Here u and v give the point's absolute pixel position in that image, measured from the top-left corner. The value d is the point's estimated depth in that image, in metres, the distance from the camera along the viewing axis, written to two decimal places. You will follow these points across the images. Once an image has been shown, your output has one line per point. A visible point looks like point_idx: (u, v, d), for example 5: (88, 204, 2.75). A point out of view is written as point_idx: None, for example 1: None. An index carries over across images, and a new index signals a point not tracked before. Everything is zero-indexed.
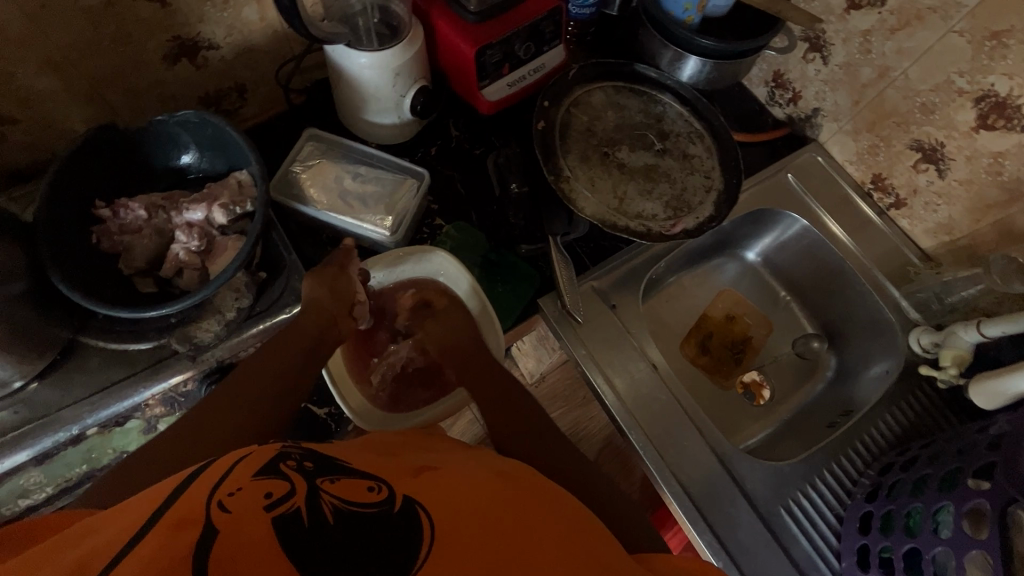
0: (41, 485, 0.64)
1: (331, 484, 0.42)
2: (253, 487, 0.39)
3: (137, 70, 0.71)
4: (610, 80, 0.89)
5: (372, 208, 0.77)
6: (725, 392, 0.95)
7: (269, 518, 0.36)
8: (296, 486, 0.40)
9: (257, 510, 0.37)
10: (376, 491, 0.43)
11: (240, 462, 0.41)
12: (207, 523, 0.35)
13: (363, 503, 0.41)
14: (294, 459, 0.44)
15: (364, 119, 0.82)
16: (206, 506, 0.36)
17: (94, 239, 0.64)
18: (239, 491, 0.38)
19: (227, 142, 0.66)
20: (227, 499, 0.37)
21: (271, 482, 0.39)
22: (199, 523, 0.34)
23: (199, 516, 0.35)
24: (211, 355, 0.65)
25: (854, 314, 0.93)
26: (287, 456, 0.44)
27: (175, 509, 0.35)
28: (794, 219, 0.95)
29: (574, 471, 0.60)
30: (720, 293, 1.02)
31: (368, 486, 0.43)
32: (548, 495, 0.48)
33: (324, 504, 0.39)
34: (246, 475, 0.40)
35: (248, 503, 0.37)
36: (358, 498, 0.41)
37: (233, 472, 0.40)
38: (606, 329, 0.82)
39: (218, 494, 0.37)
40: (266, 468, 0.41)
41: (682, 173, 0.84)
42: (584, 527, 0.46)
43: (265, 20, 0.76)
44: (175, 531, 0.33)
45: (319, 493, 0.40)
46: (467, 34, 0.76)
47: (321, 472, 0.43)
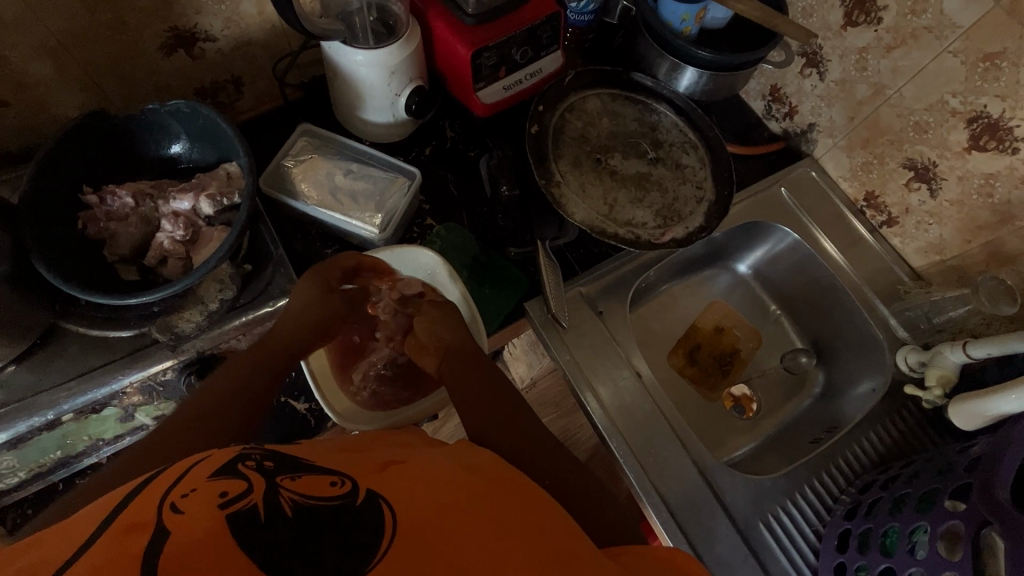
0: (14, 469, 0.64)
1: (292, 481, 0.41)
2: (209, 488, 0.38)
3: (133, 59, 0.71)
4: (606, 88, 0.90)
5: (361, 205, 0.77)
6: (712, 404, 0.95)
7: (224, 516, 0.36)
8: (253, 484, 0.39)
9: (211, 508, 0.36)
10: (339, 485, 0.42)
11: (196, 464, 0.41)
12: (157, 526, 0.35)
13: (324, 497, 0.40)
14: (254, 458, 0.42)
15: (359, 117, 0.83)
16: (158, 510, 0.36)
17: (79, 224, 0.64)
18: (193, 492, 0.38)
19: (217, 132, 0.66)
20: (180, 501, 0.37)
21: (227, 482, 0.39)
22: (149, 526, 0.35)
23: (149, 520, 0.35)
24: (192, 345, 0.65)
25: (843, 330, 0.92)
26: (247, 455, 0.42)
27: (127, 514, 0.36)
28: (787, 233, 0.95)
29: (557, 466, 0.59)
30: (710, 304, 1.01)
31: (331, 481, 0.42)
32: (522, 489, 0.47)
33: (283, 500, 0.39)
34: (202, 476, 0.39)
35: (201, 503, 0.37)
36: (319, 492, 0.41)
37: (188, 475, 0.39)
38: (592, 335, 0.82)
39: (172, 497, 0.37)
40: (223, 468, 0.40)
41: (674, 182, 0.84)
42: (557, 521, 0.45)
43: (263, 15, 0.76)
44: (127, 533, 0.34)
45: (279, 490, 0.39)
46: (463, 35, 0.76)
47: (281, 470, 0.42)
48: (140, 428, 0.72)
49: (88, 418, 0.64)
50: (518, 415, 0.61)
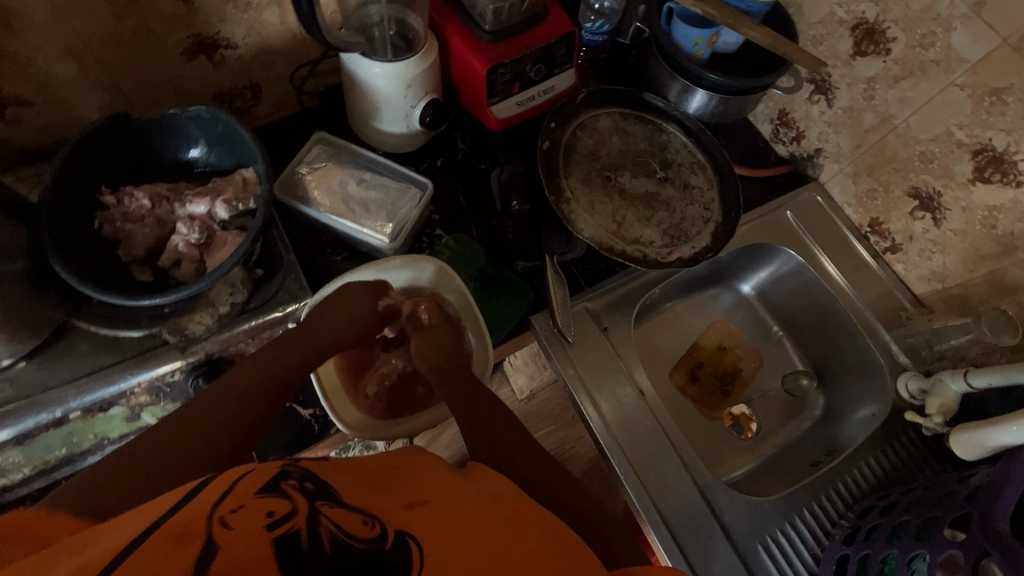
0: (18, 466, 0.64)
1: (330, 510, 0.42)
2: (255, 504, 0.39)
3: (155, 64, 0.72)
4: (617, 107, 0.91)
5: (373, 214, 0.78)
6: (712, 422, 0.95)
7: (271, 538, 0.37)
8: (297, 507, 0.40)
9: (258, 529, 0.37)
10: (370, 526, 0.43)
11: (246, 475, 0.42)
12: (208, 535, 0.35)
13: (358, 537, 0.41)
14: (294, 479, 0.44)
15: (374, 126, 0.84)
16: (208, 521, 0.36)
17: (97, 224, 0.64)
18: (241, 508, 0.38)
19: (236, 139, 0.67)
20: (229, 514, 0.38)
21: (273, 501, 0.40)
22: (202, 534, 0.35)
23: (200, 529, 0.36)
24: (201, 347, 0.65)
25: (846, 353, 0.93)
26: (287, 475, 0.44)
27: (179, 517, 0.36)
28: (791, 256, 0.96)
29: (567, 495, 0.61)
30: (713, 323, 1.02)
31: (363, 521, 0.43)
32: (537, 520, 0.51)
33: (323, 531, 0.40)
34: (249, 492, 0.40)
35: (248, 519, 0.38)
36: (354, 531, 0.41)
37: (237, 486, 0.41)
38: (596, 351, 0.83)
39: (221, 510, 0.38)
40: (268, 486, 0.42)
41: (682, 203, 0.85)
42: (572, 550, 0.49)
43: (284, 24, 0.78)
44: (179, 540, 0.34)
45: (319, 517, 0.40)
46: (480, 51, 0.78)
47: (320, 495, 0.44)
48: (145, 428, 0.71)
49: (95, 416, 0.64)
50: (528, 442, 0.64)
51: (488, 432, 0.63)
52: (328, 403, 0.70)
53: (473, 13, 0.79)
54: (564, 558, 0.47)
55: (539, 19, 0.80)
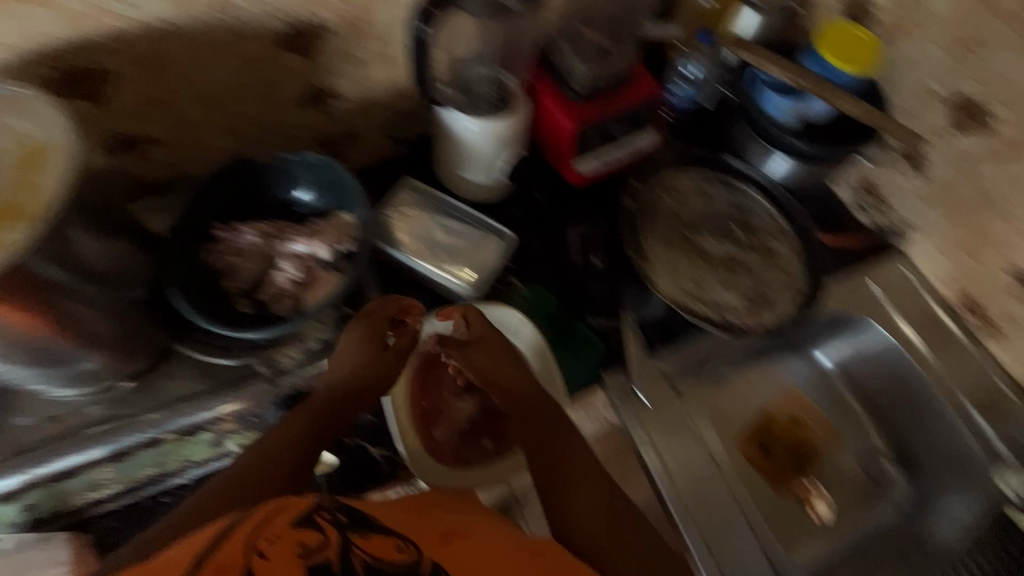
0: (112, 481, 0.66)
1: (362, 539, 0.45)
2: (291, 536, 0.42)
3: (271, 111, 0.78)
4: (698, 169, 0.92)
5: (456, 260, 0.81)
6: (784, 500, 0.90)
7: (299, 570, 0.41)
8: (326, 539, 0.43)
9: (292, 563, 0.41)
10: (403, 551, 0.46)
11: (280, 507, 0.44)
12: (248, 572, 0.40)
13: (388, 562, 0.44)
14: (329, 510, 0.46)
15: (460, 175, 0.87)
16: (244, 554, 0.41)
17: (206, 256, 0.69)
18: (277, 540, 0.42)
19: (340, 184, 0.70)
20: (266, 547, 0.41)
21: (306, 532, 0.43)
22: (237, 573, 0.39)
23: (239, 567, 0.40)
24: (288, 380, 0.68)
25: (934, 443, 0.89)
26: (323, 504, 0.46)
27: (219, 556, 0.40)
28: (878, 331, 0.91)
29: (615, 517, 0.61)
30: (786, 393, 0.97)
31: (396, 545, 0.46)
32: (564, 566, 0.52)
33: (354, 559, 0.43)
34: (286, 523, 0.43)
35: (282, 552, 0.41)
36: (386, 555, 0.45)
37: (271, 518, 0.43)
38: (669, 415, 0.82)
39: (258, 542, 0.41)
40: (304, 516, 0.44)
41: (764, 268, 0.84)
42: None
43: (388, 78, 0.83)
44: None
45: (351, 549, 0.43)
46: (571, 112, 0.82)
47: (352, 523, 0.46)
48: (225, 454, 0.73)
49: (185, 440, 0.66)
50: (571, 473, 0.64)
51: (543, 468, 0.66)
52: (399, 439, 0.71)
53: (567, 75, 0.82)
54: None
55: (628, 83, 0.83)
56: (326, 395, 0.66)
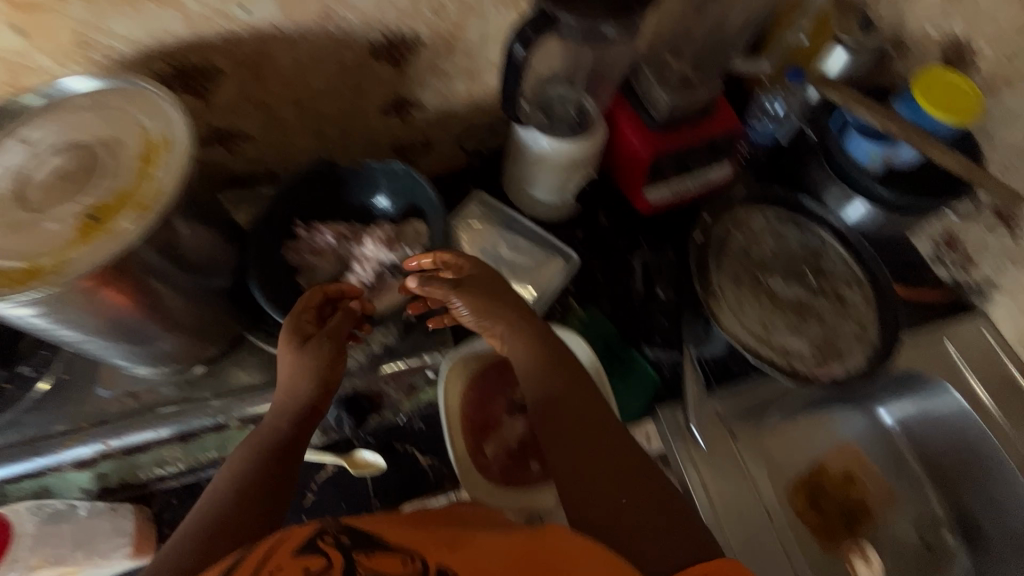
0: (176, 460, 0.69)
1: (367, 558, 0.43)
2: (294, 565, 0.41)
3: (356, 117, 0.81)
4: (772, 208, 0.89)
5: (519, 277, 0.81)
6: (831, 558, 0.86)
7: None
8: (333, 564, 0.41)
9: None
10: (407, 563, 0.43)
11: (279, 540, 0.42)
12: None
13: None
14: (331, 533, 0.44)
15: (529, 193, 0.88)
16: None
17: (285, 252, 0.71)
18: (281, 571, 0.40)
19: (417, 193, 0.73)
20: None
21: (311, 558, 0.41)
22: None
23: None
24: (351, 381, 0.69)
25: (1001, 516, 0.84)
26: (325, 530, 0.45)
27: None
28: (952, 394, 0.87)
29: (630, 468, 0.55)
30: (842, 446, 0.93)
31: (401, 560, 0.43)
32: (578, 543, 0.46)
33: None
34: (287, 554, 0.41)
35: None
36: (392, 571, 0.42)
37: (279, 548, 0.42)
38: (722, 458, 0.79)
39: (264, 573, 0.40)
40: (308, 543, 0.43)
41: (836, 317, 0.81)
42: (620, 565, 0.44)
43: (469, 93, 0.84)
44: None
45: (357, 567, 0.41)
46: (648, 138, 0.81)
47: (356, 543, 0.44)
48: None
49: (248, 429, 0.69)
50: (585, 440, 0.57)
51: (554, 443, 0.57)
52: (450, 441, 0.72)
53: (645, 103, 0.82)
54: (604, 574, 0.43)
55: (708, 114, 0.83)
56: (286, 416, 0.57)
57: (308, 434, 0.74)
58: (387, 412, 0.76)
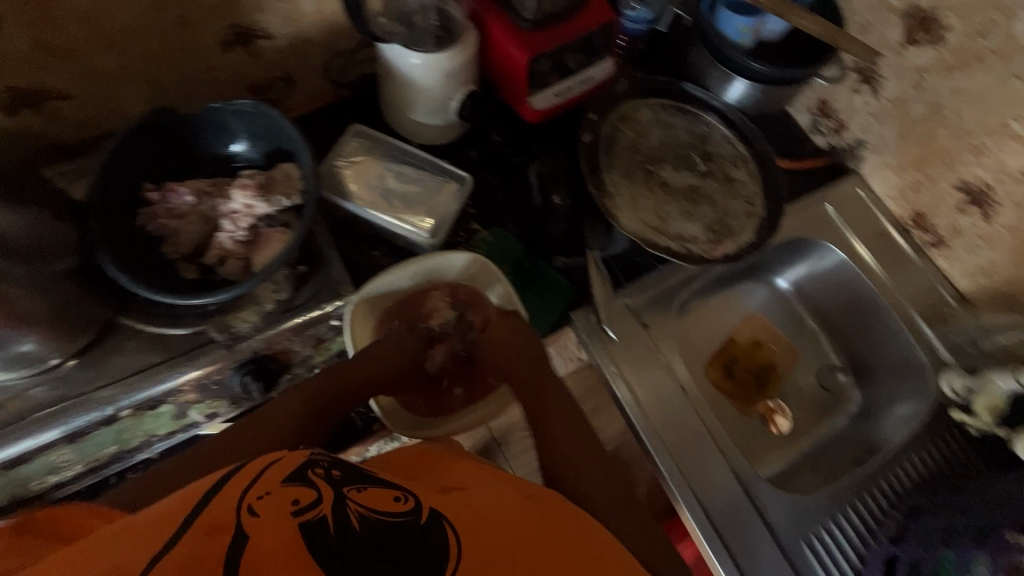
0: (71, 462, 0.64)
1: (357, 493, 0.47)
2: (282, 492, 0.44)
3: (193, 55, 0.71)
4: (657, 97, 0.89)
5: (412, 208, 0.78)
6: (748, 418, 0.94)
7: (296, 525, 0.42)
8: (323, 494, 0.45)
9: (284, 516, 0.42)
10: (403, 501, 0.48)
11: (271, 466, 0.46)
12: (237, 529, 0.41)
13: (388, 513, 0.46)
14: (322, 465, 0.48)
15: (410, 118, 0.83)
16: (237, 512, 0.42)
17: (140, 220, 0.63)
18: (268, 495, 0.43)
19: (278, 132, 0.66)
20: (257, 502, 0.43)
21: (299, 489, 0.45)
22: (229, 529, 0.40)
23: (229, 521, 0.41)
24: (247, 345, 0.65)
25: (885, 350, 0.92)
26: (315, 462, 0.48)
27: (211, 510, 0.41)
28: (832, 251, 0.94)
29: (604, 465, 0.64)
30: (748, 317, 1.00)
31: (394, 496, 0.49)
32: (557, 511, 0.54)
33: (352, 512, 0.45)
34: (276, 480, 0.45)
35: (274, 507, 0.43)
36: (384, 506, 0.47)
37: (264, 475, 0.45)
38: (638, 347, 0.82)
39: (250, 498, 0.43)
40: (297, 474, 0.46)
41: (725, 196, 0.84)
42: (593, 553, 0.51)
43: (321, 12, 0.75)
44: (211, 532, 0.40)
45: (347, 502, 0.45)
46: (521, 40, 0.77)
47: (347, 480, 0.48)
48: (192, 425, 0.71)
49: (144, 415, 0.64)
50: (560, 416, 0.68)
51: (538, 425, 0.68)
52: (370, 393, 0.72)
53: (514, 3, 0.77)
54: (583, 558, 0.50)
55: (581, 6, 0.78)
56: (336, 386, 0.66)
57: (217, 407, 0.70)
58: (299, 369, 0.74)
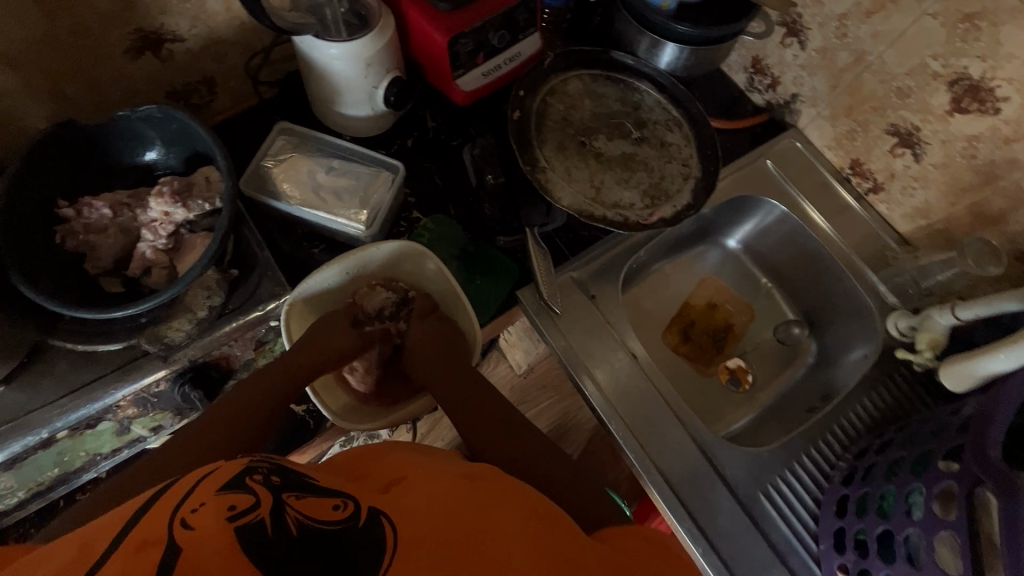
0: (12, 489, 0.63)
1: (298, 499, 0.42)
2: (217, 501, 0.39)
3: (99, 65, 0.69)
4: (587, 68, 0.88)
5: (346, 202, 0.76)
6: (708, 379, 0.95)
7: (235, 532, 0.37)
8: (261, 498, 0.40)
9: (220, 524, 0.37)
10: (341, 508, 0.43)
11: (205, 476, 0.41)
12: (168, 543, 0.36)
13: (328, 520, 0.42)
14: (261, 472, 0.43)
15: (337, 111, 0.81)
16: (170, 526, 0.37)
17: (58, 239, 0.62)
18: (201, 507, 0.38)
19: (194, 138, 0.65)
20: (190, 515, 0.38)
21: (236, 494, 0.40)
22: (161, 542, 0.36)
23: (162, 535, 0.36)
24: (183, 354, 0.64)
25: (834, 298, 0.93)
26: (254, 468, 0.43)
27: (139, 529, 0.37)
28: (774, 206, 0.95)
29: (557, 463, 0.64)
30: (702, 280, 1.01)
31: (333, 504, 0.44)
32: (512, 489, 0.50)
33: (290, 519, 0.40)
34: (210, 489, 0.40)
35: (210, 517, 0.38)
36: (323, 515, 0.42)
37: (197, 488, 0.40)
38: (586, 319, 0.82)
39: (182, 511, 0.38)
40: (232, 481, 0.41)
41: (660, 161, 0.84)
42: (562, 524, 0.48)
43: (231, 10, 0.74)
44: (140, 549, 0.35)
45: (285, 508, 0.40)
46: (438, 22, 0.74)
47: (288, 485, 0.43)
48: (137, 440, 0.71)
49: (84, 433, 0.63)
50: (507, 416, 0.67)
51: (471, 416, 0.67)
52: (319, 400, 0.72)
53: None
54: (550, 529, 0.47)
55: None
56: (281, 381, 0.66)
57: (161, 420, 0.70)
58: (243, 374, 0.75)
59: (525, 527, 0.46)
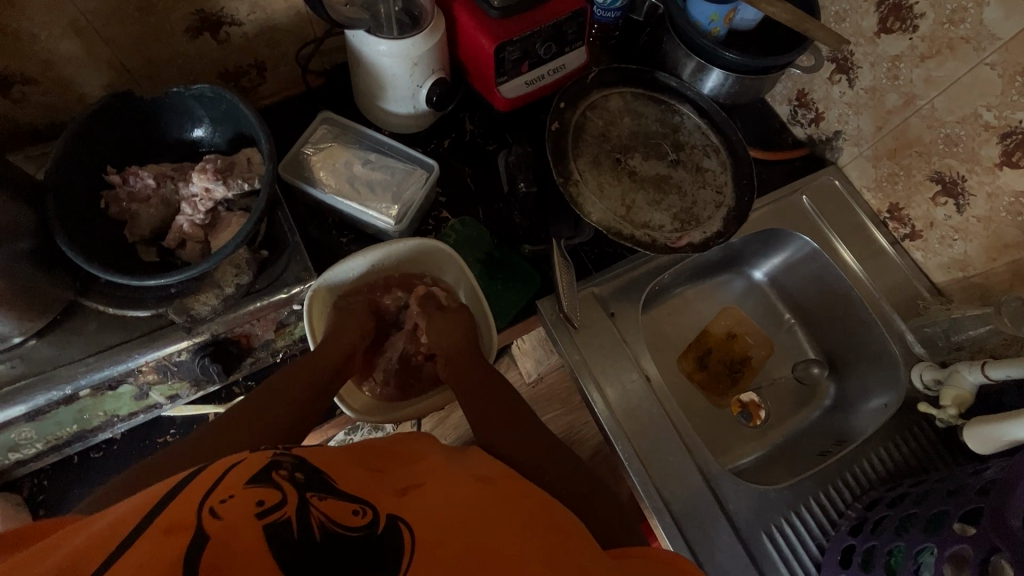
0: (32, 441, 0.66)
1: (321, 501, 0.41)
2: (245, 494, 0.39)
3: (159, 41, 0.72)
4: (629, 86, 0.88)
5: (379, 196, 0.77)
6: (718, 407, 0.94)
7: (260, 532, 0.37)
8: (286, 496, 0.40)
9: (248, 518, 0.37)
10: (362, 514, 0.42)
11: (233, 467, 0.41)
12: (198, 529, 0.36)
13: (350, 526, 0.41)
14: (286, 467, 0.43)
15: (379, 106, 0.83)
16: (197, 513, 0.37)
17: (103, 204, 0.64)
18: (231, 499, 0.38)
19: (239, 118, 0.67)
20: (219, 506, 0.37)
21: (263, 490, 0.40)
22: (190, 528, 0.35)
23: (189, 521, 0.36)
24: (207, 327, 0.65)
25: (858, 344, 0.91)
26: (279, 463, 0.43)
27: (170, 510, 0.36)
28: (805, 242, 0.93)
29: (574, 478, 0.60)
30: (724, 309, 1.00)
31: (354, 509, 0.42)
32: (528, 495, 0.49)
33: (312, 519, 0.40)
34: (238, 482, 0.39)
35: (239, 510, 0.38)
36: (347, 517, 0.41)
37: (226, 478, 0.40)
38: (603, 335, 0.82)
39: (210, 501, 0.38)
40: (259, 475, 0.41)
41: (694, 186, 0.83)
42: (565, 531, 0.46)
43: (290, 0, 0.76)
44: (168, 533, 0.35)
45: (309, 508, 0.40)
46: (487, 28, 0.75)
47: (313, 484, 0.43)
48: (154, 406, 0.73)
49: (105, 394, 0.65)
50: (527, 420, 0.65)
51: (485, 410, 0.65)
52: (341, 401, 0.73)
53: None
54: (564, 539, 0.45)
55: None
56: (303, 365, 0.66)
57: (178, 390, 0.72)
58: (261, 353, 0.76)
59: (526, 535, 0.44)
